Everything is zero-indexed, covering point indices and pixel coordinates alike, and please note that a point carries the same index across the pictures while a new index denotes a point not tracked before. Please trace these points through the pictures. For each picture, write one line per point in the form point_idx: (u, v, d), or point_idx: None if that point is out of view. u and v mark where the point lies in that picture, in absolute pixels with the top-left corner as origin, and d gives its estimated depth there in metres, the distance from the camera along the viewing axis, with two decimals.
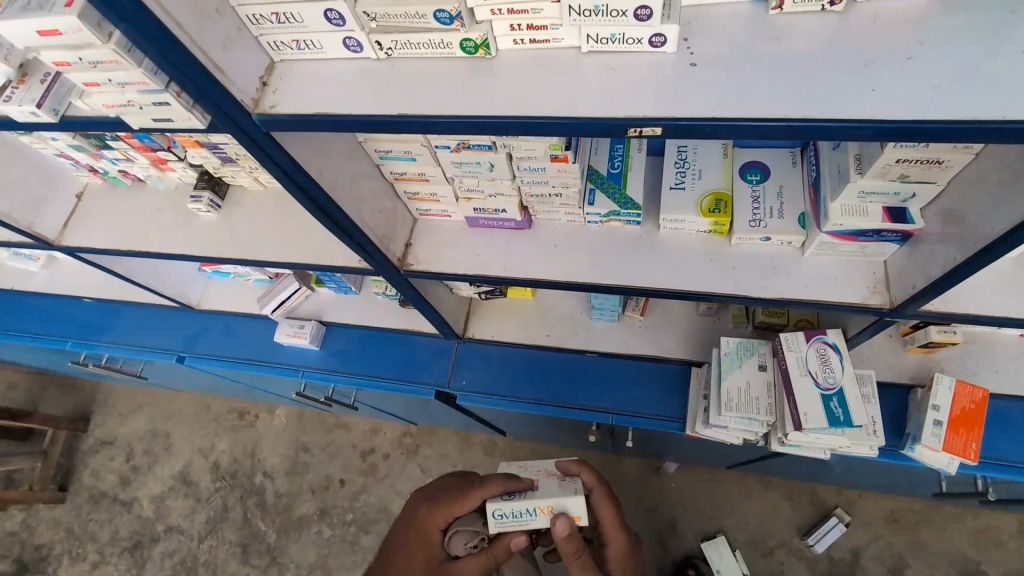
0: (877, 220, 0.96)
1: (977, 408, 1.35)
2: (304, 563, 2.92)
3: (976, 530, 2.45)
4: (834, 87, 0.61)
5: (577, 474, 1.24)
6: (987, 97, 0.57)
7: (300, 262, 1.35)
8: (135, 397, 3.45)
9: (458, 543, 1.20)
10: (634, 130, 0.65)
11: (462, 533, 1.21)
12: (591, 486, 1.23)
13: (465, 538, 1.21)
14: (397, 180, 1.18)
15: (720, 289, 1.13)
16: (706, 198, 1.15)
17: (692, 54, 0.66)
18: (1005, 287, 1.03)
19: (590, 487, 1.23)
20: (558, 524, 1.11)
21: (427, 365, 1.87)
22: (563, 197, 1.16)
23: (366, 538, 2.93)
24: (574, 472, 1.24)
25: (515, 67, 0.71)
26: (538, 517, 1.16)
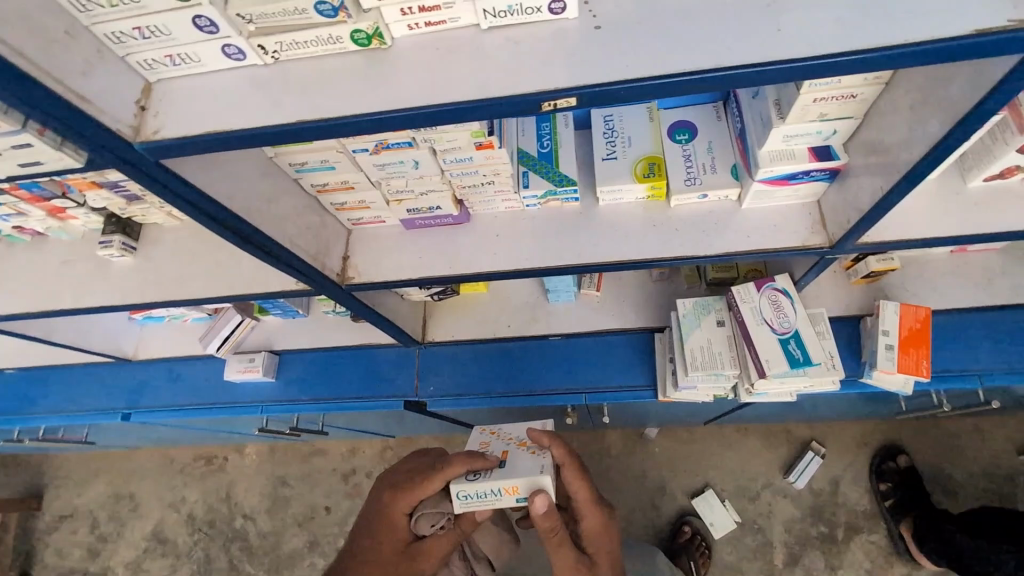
0: (804, 161, 0.97)
1: (923, 326, 1.40)
2: None
3: (938, 439, 2.59)
4: (740, 33, 0.59)
5: (548, 446, 1.22)
6: (891, 23, 0.56)
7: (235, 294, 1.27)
8: (89, 464, 3.23)
9: (422, 525, 1.23)
10: (549, 104, 0.62)
11: (427, 515, 1.22)
12: (563, 459, 1.22)
13: (431, 518, 1.23)
14: (319, 192, 1.11)
15: (667, 253, 1.13)
16: (639, 163, 1.14)
17: (595, 17, 0.63)
18: (930, 209, 1.07)
19: (561, 460, 1.22)
20: (536, 500, 1.12)
21: (391, 377, 1.81)
22: (497, 183, 1.12)
23: None
24: (544, 442, 1.22)
25: (414, 54, 0.67)
26: (504, 497, 1.16)
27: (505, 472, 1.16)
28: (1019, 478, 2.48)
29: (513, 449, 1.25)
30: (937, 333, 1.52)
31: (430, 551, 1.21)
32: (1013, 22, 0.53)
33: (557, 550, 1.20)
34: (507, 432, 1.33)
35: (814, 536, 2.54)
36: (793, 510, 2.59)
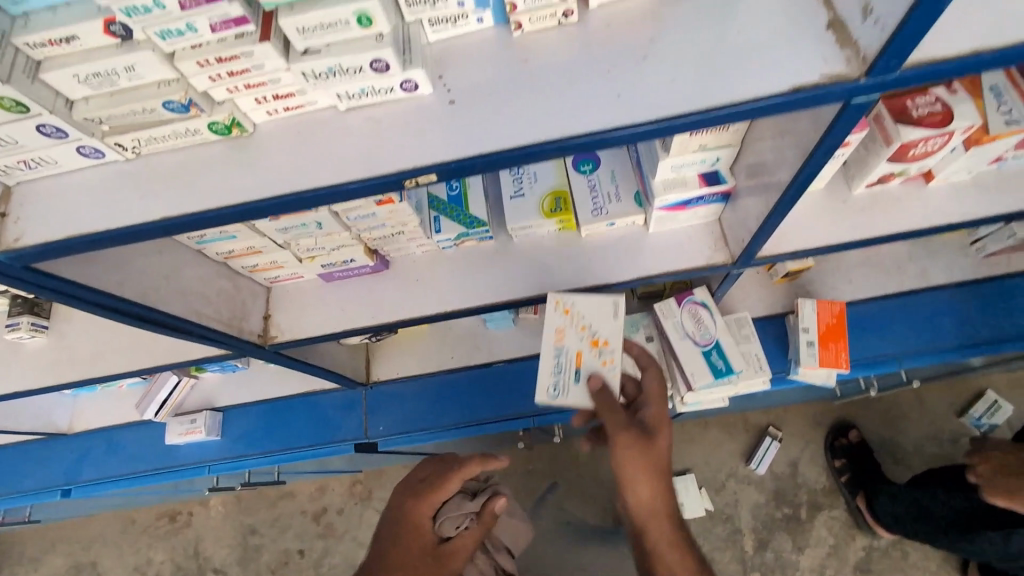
0: (695, 187, 1.01)
1: (839, 320, 1.46)
2: None
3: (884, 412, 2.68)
4: (584, 101, 0.62)
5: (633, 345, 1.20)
6: (717, 84, 0.59)
7: (157, 365, 1.24)
8: (42, 536, 3.08)
9: (450, 523, 1.11)
10: (410, 182, 0.63)
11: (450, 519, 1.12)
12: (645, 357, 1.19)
13: (457, 517, 1.12)
14: (228, 258, 1.10)
15: (583, 284, 1.17)
16: (546, 199, 1.16)
17: (449, 91, 0.65)
18: (819, 218, 1.13)
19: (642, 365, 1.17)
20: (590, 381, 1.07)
21: (339, 422, 1.79)
22: (407, 232, 1.13)
23: None
24: (633, 349, 1.18)
25: (276, 139, 0.67)
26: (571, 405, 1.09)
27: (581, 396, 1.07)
28: (960, 440, 2.58)
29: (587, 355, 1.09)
30: (855, 324, 1.60)
31: (459, 550, 1.08)
32: (824, 76, 0.57)
33: (619, 428, 1.05)
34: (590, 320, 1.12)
35: (780, 518, 2.63)
36: (757, 496, 2.67)
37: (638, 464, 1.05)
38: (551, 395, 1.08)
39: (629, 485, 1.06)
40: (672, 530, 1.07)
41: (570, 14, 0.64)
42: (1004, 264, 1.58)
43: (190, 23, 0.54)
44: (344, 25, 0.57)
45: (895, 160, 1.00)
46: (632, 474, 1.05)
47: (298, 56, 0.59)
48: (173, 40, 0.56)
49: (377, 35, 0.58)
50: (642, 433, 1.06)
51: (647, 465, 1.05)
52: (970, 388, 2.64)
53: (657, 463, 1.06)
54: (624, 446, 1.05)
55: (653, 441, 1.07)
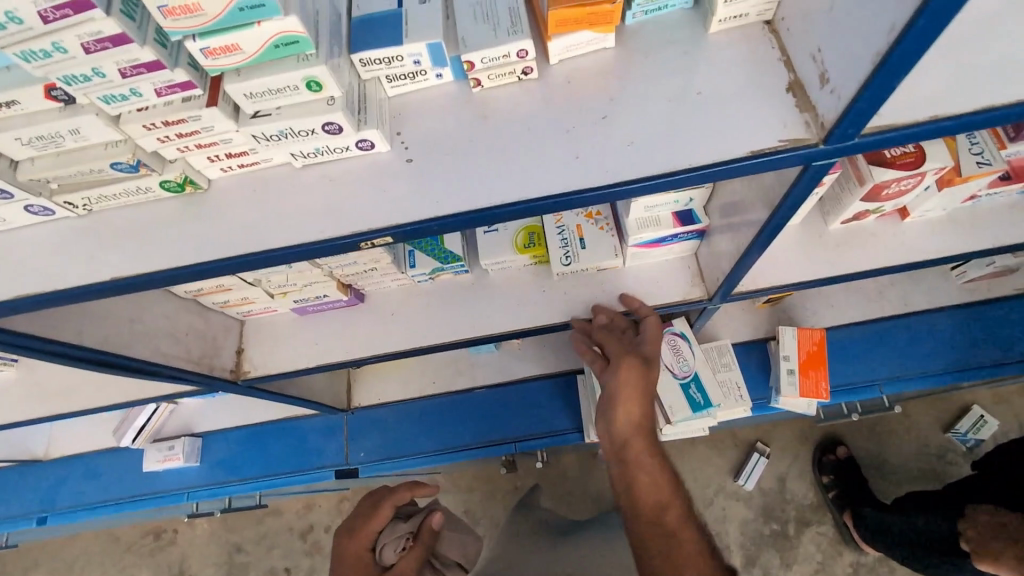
0: (669, 227, 1.01)
1: (820, 348, 1.46)
2: None
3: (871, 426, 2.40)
4: (542, 161, 0.61)
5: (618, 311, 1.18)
6: (675, 147, 0.58)
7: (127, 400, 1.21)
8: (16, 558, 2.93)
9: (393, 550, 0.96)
10: (367, 243, 0.62)
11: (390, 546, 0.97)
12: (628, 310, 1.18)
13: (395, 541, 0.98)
14: (197, 295, 1.08)
15: (560, 319, 1.16)
16: (520, 233, 1.15)
17: (407, 149, 0.64)
18: (795, 253, 1.12)
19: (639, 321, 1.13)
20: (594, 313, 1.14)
21: (319, 448, 1.77)
22: (381, 268, 1.12)
23: None
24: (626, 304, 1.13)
25: (232, 195, 0.66)
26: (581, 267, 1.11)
27: (589, 255, 1.10)
28: (947, 456, 2.32)
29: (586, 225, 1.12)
30: (836, 349, 1.60)
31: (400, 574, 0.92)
32: (782, 141, 0.56)
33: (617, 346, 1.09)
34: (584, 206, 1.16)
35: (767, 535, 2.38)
36: (746, 512, 2.41)
37: (630, 381, 1.02)
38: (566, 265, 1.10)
39: (619, 403, 1.00)
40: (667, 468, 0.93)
41: (529, 71, 0.63)
42: (983, 290, 1.58)
43: (134, 88, 0.53)
44: (294, 89, 0.56)
45: (870, 200, 1.00)
46: (621, 390, 1.01)
47: (248, 119, 0.58)
48: (117, 104, 0.55)
49: (329, 98, 0.57)
50: (643, 361, 1.06)
51: (638, 385, 1.02)
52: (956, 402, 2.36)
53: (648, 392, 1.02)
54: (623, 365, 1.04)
55: (649, 367, 1.05)
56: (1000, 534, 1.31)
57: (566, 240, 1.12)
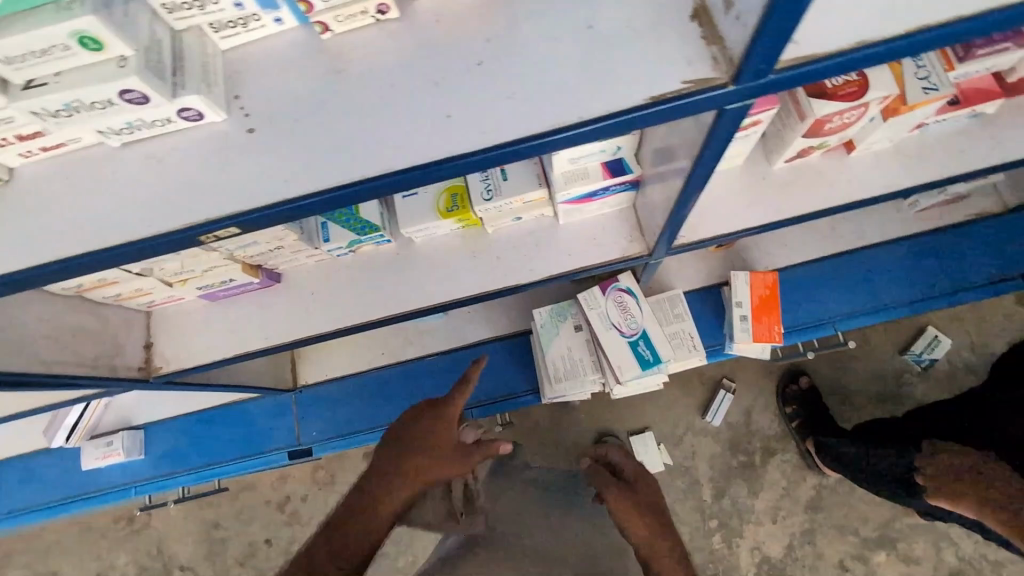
0: (599, 180, 0.92)
1: (772, 291, 1.42)
2: None
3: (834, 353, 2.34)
4: (406, 124, 0.50)
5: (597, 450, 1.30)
6: (559, 98, 0.49)
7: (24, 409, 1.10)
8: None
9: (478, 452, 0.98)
10: (208, 237, 0.51)
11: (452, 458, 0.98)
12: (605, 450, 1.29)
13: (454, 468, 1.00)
14: (81, 291, 0.95)
15: (495, 285, 1.08)
16: (442, 196, 1.04)
17: (247, 117, 0.52)
18: (736, 197, 1.05)
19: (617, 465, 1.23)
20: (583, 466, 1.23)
21: (269, 430, 1.70)
22: (288, 246, 1.00)
23: None
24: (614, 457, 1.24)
25: (42, 185, 0.54)
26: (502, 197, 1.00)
27: (513, 187, 0.99)
28: (903, 377, 2.29)
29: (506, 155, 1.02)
30: (790, 290, 1.56)
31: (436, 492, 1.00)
32: (687, 83, 0.47)
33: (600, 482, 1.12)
34: None
35: (736, 467, 2.30)
36: (714, 446, 2.31)
37: (632, 507, 1.06)
38: (487, 199, 1.00)
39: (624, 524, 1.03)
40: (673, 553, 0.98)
41: (385, 9, 0.51)
42: (935, 218, 1.55)
43: None
44: (68, 49, 0.44)
45: (812, 136, 0.92)
46: (622, 509, 1.05)
47: (21, 92, 0.46)
48: None
49: (119, 59, 0.45)
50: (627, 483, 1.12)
51: (634, 506, 1.06)
52: (913, 323, 2.32)
53: (645, 505, 1.07)
54: (613, 495, 1.08)
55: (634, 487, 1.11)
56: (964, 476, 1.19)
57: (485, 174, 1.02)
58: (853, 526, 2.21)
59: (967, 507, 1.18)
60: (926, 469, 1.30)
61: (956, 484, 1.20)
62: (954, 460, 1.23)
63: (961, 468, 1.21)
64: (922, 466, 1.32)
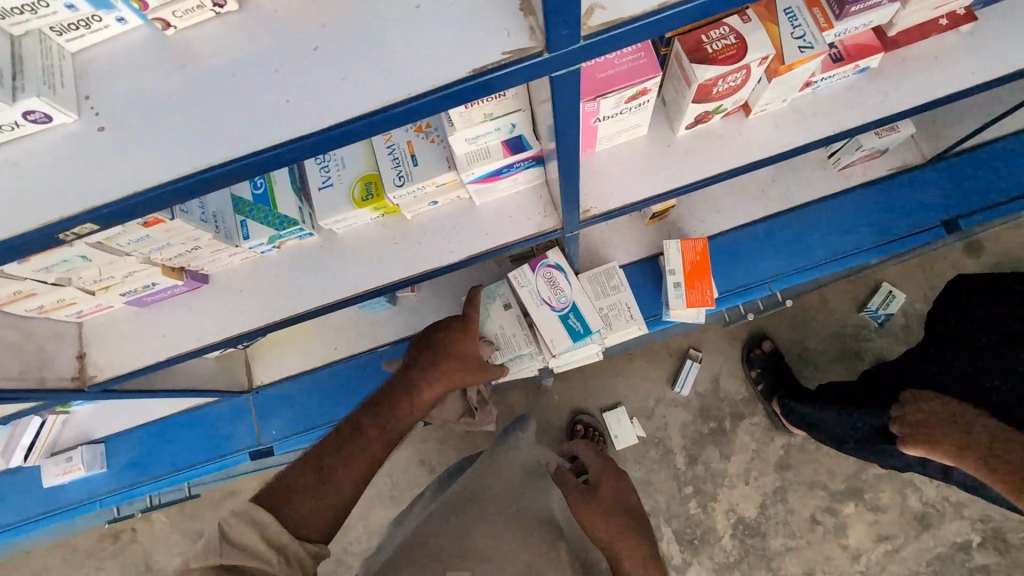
0: (499, 157, 0.94)
1: (703, 257, 1.46)
2: None
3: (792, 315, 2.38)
4: (247, 111, 0.52)
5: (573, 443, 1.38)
6: (389, 76, 0.51)
7: None
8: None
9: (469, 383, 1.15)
10: (68, 234, 0.54)
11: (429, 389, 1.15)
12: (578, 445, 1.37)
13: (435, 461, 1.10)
14: (0, 305, 0.96)
15: (417, 269, 1.10)
16: (356, 186, 1.06)
17: (97, 116, 0.54)
18: (647, 166, 1.08)
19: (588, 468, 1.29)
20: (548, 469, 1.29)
21: (230, 433, 1.72)
22: (206, 246, 1.01)
23: None
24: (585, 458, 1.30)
25: None
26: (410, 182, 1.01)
27: (422, 171, 1.01)
28: (861, 333, 2.34)
29: (415, 140, 1.03)
30: (726, 254, 1.61)
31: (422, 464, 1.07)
32: (506, 53, 0.50)
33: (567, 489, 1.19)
34: (422, 126, 1.06)
35: (706, 433, 2.35)
36: (684, 415, 2.36)
37: (598, 508, 1.13)
38: (399, 185, 1.02)
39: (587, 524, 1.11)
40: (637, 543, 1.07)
41: (222, 2, 0.53)
42: (861, 175, 1.59)
43: None
44: None
45: (701, 102, 0.96)
46: (587, 513, 1.13)
47: None
48: None
49: None
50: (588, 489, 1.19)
51: (598, 508, 1.13)
52: (866, 280, 2.37)
53: (609, 507, 1.14)
54: (577, 503, 1.15)
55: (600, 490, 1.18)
56: (943, 423, 1.07)
57: (397, 160, 1.03)
58: (822, 481, 2.26)
59: (943, 454, 1.06)
60: (906, 416, 1.17)
61: (936, 434, 1.08)
62: (936, 405, 1.11)
63: (941, 415, 1.09)
64: (899, 414, 1.20)
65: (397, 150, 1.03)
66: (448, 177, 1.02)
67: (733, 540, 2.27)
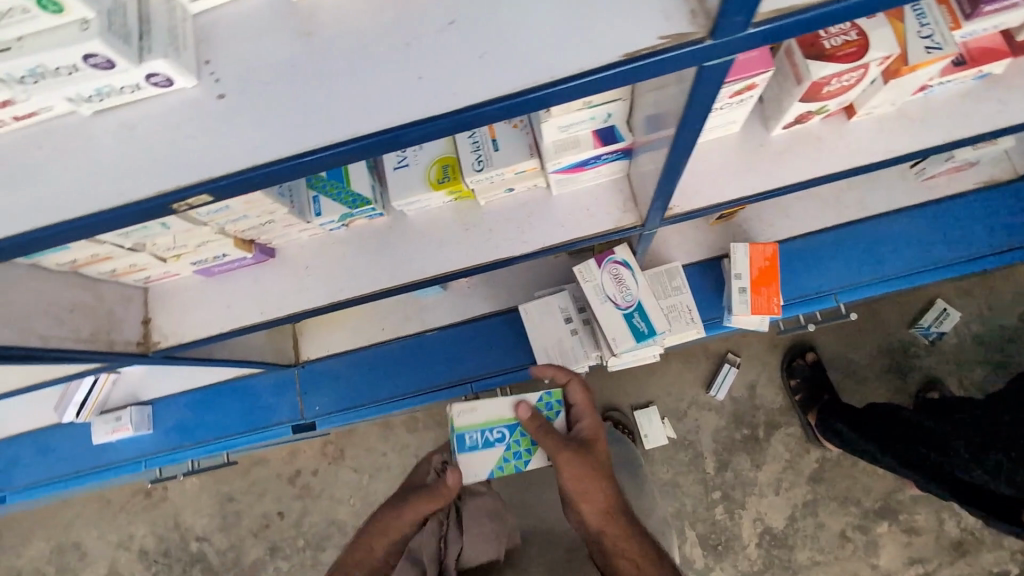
0: (589, 147, 0.90)
1: (772, 263, 1.40)
2: None
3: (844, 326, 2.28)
4: (374, 86, 0.49)
5: (550, 369, 1.17)
6: (531, 54, 0.47)
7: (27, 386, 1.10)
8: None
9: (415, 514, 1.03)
10: (180, 204, 0.52)
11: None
12: (564, 375, 1.16)
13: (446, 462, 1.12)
14: (76, 266, 0.97)
15: (487, 257, 1.07)
16: (433, 168, 1.03)
17: (217, 82, 0.52)
18: (734, 164, 1.03)
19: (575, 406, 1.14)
20: (517, 411, 1.09)
21: (273, 405, 1.72)
22: (280, 219, 1.00)
23: (326, 556, 2.50)
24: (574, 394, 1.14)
25: (14, 154, 0.54)
26: (490, 168, 0.98)
27: (503, 156, 0.98)
28: (909, 349, 2.24)
29: (499, 125, 1.00)
30: (792, 260, 1.54)
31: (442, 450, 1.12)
32: (663, 38, 0.46)
33: (552, 445, 1.05)
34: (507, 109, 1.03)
35: (739, 440, 2.29)
36: (717, 419, 2.30)
37: (591, 473, 1.03)
38: (479, 170, 0.98)
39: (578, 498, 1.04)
40: (628, 529, 1.02)
41: None
42: (942, 187, 1.50)
43: None
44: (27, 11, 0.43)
45: (808, 100, 0.90)
46: (575, 480, 1.03)
47: None
48: None
49: (80, 21, 0.45)
50: (579, 443, 1.06)
51: (588, 467, 1.03)
52: (921, 295, 2.26)
53: (600, 470, 1.05)
54: (566, 467, 1.03)
55: (592, 449, 1.06)
56: None
57: (477, 144, 1.00)
58: (855, 497, 2.20)
59: None
60: None
61: None
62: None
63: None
64: None
65: (478, 135, 1.00)
66: (529, 165, 0.98)
67: (758, 549, 2.22)
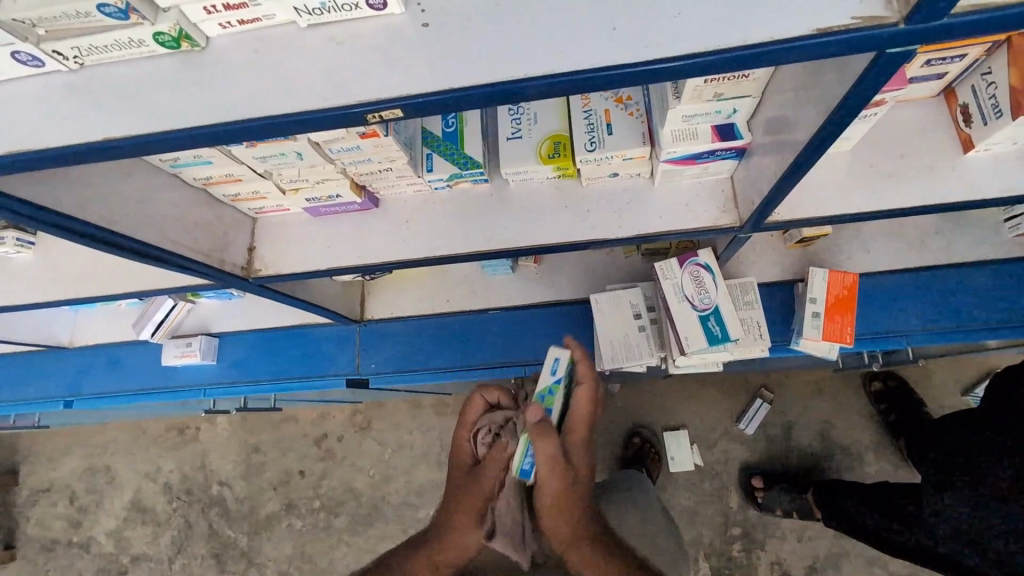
0: (707, 140, 0.94)
1: (851, 292, 1.39)
2: (282, 558, 2.55)
3: None
4: (568, 33, 0.56)
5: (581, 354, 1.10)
6: (723, 25, 0.53)
7: (127, 294, 1.17)
8: (33, 444, 2.81)
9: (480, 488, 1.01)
10: (373, 116, 0.58)
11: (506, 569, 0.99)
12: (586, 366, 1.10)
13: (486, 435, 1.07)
14: (207, 184, 1.04)
15: (578, 237, 1.09)
16: (545, 143, 1.07)
17: (423, 13, 0.59)
18: (838, 183, 1.03)
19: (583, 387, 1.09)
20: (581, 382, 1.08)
21: (331, 356, 1.78)
22: (397, 168, 1.05)
23: (339, 521, 2.54)
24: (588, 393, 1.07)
25: (232, 56, 0.61)
26: (603, 149, 1.02)
27: (617, 139, 1.02)
28: None
29: (615, 109, 1.04)
30: (867, 297, 1.52)
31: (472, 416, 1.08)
32: (855, 19, 0.51)
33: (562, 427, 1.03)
34: (625, 93, 1.07)
35: None
36: (748, 454, 2.23)
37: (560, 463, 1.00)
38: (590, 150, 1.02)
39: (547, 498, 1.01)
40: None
41: None
42: None
43: None
44: None
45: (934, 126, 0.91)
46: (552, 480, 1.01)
47: None
48: None
49: None
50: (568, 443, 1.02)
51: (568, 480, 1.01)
52: (978, 365, 2.15)
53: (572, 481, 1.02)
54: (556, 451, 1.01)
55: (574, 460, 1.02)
56: None
57: (591, 125, 1.05)
58: (882, 559, 2.10)
59: None
60: None
61: None
62: None
63: None
64: None
65: (594, 118, 1.04)
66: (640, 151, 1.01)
67: None
